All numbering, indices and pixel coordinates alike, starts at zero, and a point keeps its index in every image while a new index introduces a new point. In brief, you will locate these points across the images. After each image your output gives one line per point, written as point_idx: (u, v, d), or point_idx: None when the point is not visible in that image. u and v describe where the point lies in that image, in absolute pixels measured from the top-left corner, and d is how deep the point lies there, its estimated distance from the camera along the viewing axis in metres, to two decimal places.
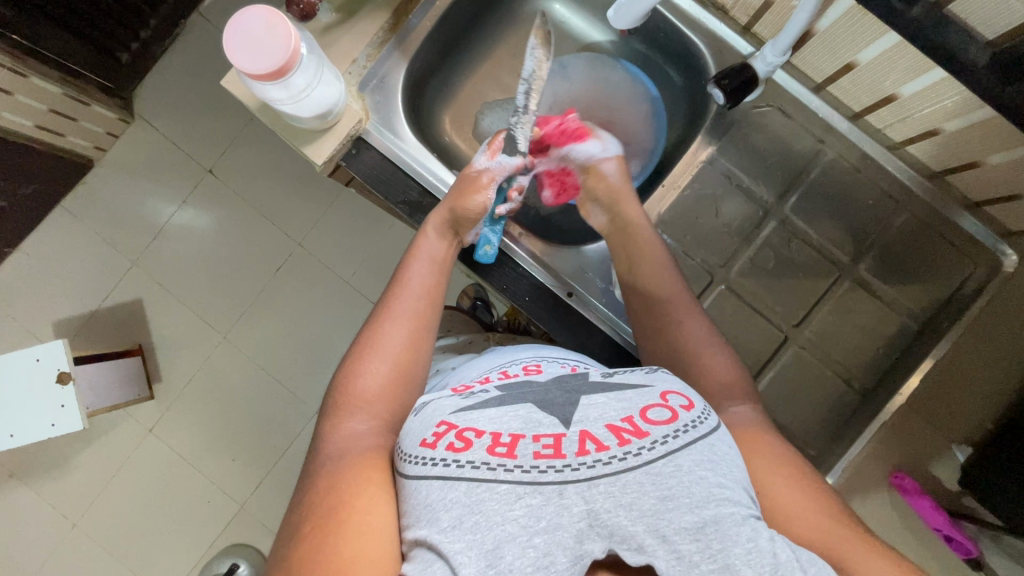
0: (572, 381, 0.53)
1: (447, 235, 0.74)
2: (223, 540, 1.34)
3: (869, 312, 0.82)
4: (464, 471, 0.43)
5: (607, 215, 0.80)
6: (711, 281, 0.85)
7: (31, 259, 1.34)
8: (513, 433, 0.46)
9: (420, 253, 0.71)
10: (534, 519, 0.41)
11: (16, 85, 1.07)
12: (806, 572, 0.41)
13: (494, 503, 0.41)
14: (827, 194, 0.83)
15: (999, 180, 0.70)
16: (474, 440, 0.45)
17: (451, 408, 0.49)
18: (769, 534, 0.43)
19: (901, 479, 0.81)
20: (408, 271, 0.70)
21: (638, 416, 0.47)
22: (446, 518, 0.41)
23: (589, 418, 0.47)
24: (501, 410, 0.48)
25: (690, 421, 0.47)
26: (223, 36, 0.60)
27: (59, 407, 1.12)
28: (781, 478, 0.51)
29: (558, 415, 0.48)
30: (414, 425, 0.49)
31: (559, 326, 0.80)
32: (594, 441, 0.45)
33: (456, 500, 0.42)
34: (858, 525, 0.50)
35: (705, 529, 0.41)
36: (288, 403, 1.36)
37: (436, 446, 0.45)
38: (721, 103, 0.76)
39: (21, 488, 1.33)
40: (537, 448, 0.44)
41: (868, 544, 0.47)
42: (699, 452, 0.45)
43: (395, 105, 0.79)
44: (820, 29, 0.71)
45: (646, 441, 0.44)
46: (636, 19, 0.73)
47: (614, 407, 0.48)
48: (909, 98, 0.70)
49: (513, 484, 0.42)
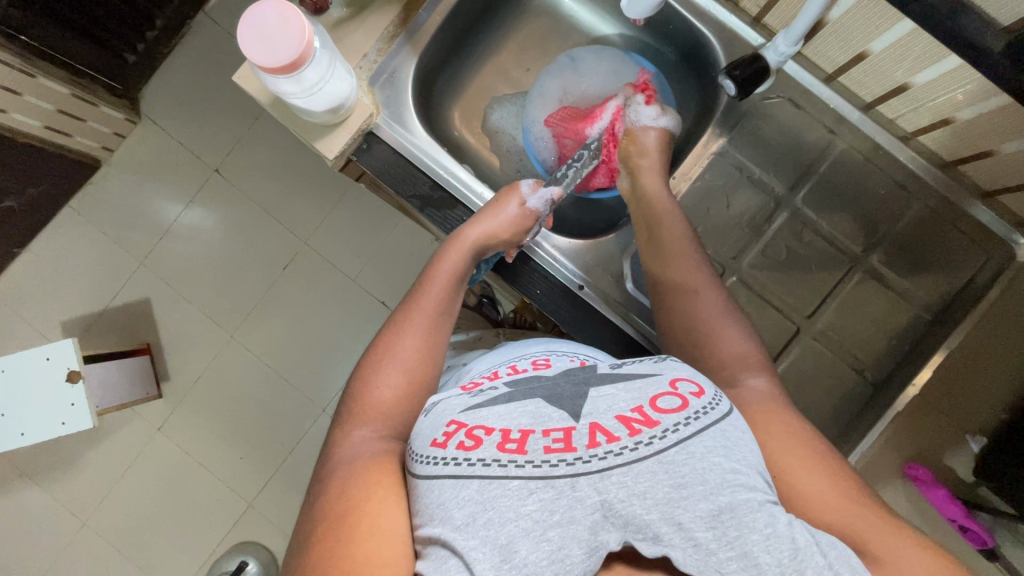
0: (579, 374, 0.53)
1: (471, 259, 0.73)
2: (232, 538, 1.34)
3: (881, 304, 0.82)
4: (475, 469, 0.43)
5: (630, 180, 0.81)
6: (723, 272, 0.84)
7: (39, 259, 1.35)
8: (523, 428, 0.46)
9: (439, 273, 0.70)
10: (547, 514, 0.41)
11: (25, 86, 1.08)
12: (825, 556, 0.41)
13: (506, 499, 0.41)
14: (838, 186, 0.83)
15: (1012, 168, 0.69)
16: (483, 437, 0.45)
17: (461, 407, 0.49)
18: (787, 519, 0.43)
19: (917, 469, 0.78)
20: (428, 290, 0.69)
21: (648, 406, 0.47)
22: (459, 515, 0.41)
23: (599, 410, 0.47)
24: (511, 406, 0.48)
25: (701, 408, 0.47)
26: (239, 28, 0.60)
27: (69, 406, 1.12)
28: (800, 457, 0.51)
29: (567, 408, 0.48)
30: (424, 426, 0.50)
31: (572, 317, 0.79)
32: (604, 433, 0.44)
33: (468, 498, 0.42)
34: (880, 506, 0.50)
35: (721, 517, 0.41)
36: (295, 401, 1.36)
37: (447, 445, 0.45)
38: (732, 94, 0.76)
39: (31, 488, 1.33)
40: (547, 443, 0.44)
41: (891, 527, 0.47)
42: (710, 439, 0.45)
43: (405, 100, 0.80)
44: (832, 19, 0.71)
45: (657, 430, 0.44)
46: (647, 11, 0.73)
47: (624, 398, 0.48)
48: (922, 87, 0.69)
49: (524, 479, 0.42)
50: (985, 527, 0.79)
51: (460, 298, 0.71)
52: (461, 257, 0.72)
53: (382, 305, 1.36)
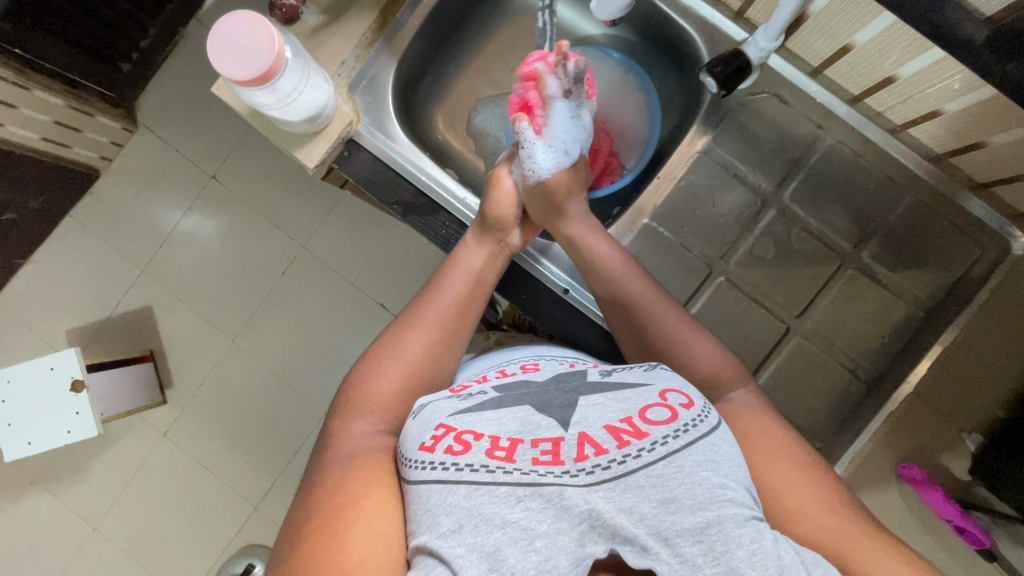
0: (570, 380, 0.53)
1: (484, 242, 0.72)
2: (239, 541, 1.35)
3: (874, 300, 0.81)
4: (463, 474, 0.42)
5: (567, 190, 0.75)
6: (710, 273, 0.84)
7: (42, 269, 1.36)
8: (511, 436, 0.45)
9: (461, 264, 0.70)
10: (534, 523, 0.40)
11: (20, 98, 1.08)
12: (812, 573, 0.40)
13: (494, 506, 0.40)
14: (827, 181, 0.82)
15: (1003, 161, 0.68)
16: (472, 442, 0.44)
17: (449, 410, 0.49)
18: (773, 536, 0.41)
19: (909, 469, 0.79)
20: (445, 282, 0.68)
21: (637, 416, 0.46)
22: (446, 522, 0.41)
23: (587, 419, 0.46)
24: (500, 412, 0.48)
25: (690, 420, 0.46)
26: (207, 42, 0.60)
27: (74, 414, 1.14)
28: (786, 468, 0.50)
29: (556, 416, 0.47)
30: (411, 429, 0.49)
31: (557, 320, 0.78)
32: (592, 445, 0.44)
33: (455, 503, 0.41)
34: (865, 516, 0.49)
35: (708, 530, 0.40)
36: (298, 404, 1.36)
37: (435, 450, 0.44)
38: (714, 91, 0.75)
39: (42, 494, 1.35)
40: (535, 454, 0.43)
41: (876, 541, 0.46)
42: (699, 453, 0.44)
43: (385, 106, 0.80)
44: (814, 12, 0.69)
45: (645, 442, 0.44)
46: (621, 10, 0.72)
47: (613, 407, 0.47)
48: (909, 78, 0.68)
49: (512, 486, 0.41)
50: (983, 528, 0.79)
51: (482, 295, 0.70)
52: (485, 253, 0.72)
53: (382, 308, 1.37)
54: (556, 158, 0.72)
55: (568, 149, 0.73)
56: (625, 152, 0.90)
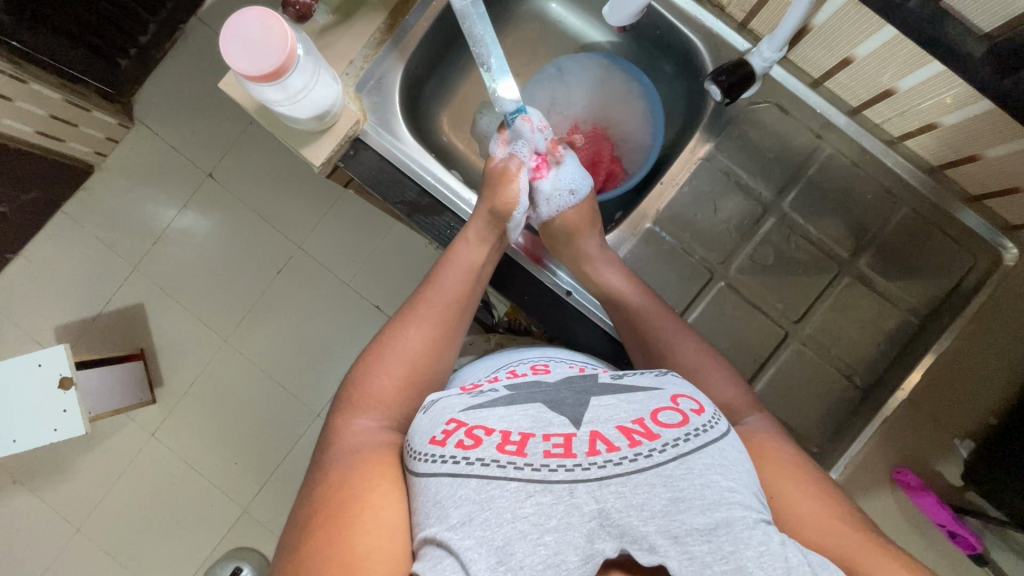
0: (582, 381, 0.53)
1: (489, 241, 0.73)
2: (227, 544, 1.34)
3: (871, 307, 0.84)
4: (474, 468, 0.42)
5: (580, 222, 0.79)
6: (711, 278, 0.87)
7: (31, 264, 1.34)
8: (523, 432, 0.45)
9: (461, 259, 0.71)
10: (544, 518, 0.40)
11: (15, 91, 1.07)
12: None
13: (505, 500, 0.41)
14: (825, 191, 0.85)
15: (999, 173, 0.70)
16: (483, 438, 0.44)
17: (460, 405, 0.49)
18: (780, 539, 0.42)
19: (903, 474, 0.83)
20: (443, 278, 0.70)
21: (650, 418, 0.47)
22: (455, 514, 0.40)
23: (599, 418, 0.47)
24: (511, 409, 0.48)
25: (701, 424, 0.47)
26: (220, 39, 0.60)
27: (60, 412, 1.12)
28: (796, 477, 0.51)
29: (568, 414, 0.48)
30: (422, 423, 0.49)
31: (557, 325, 0.78)
32: (604, 442, 0.44)
33: (465, 497, 0.41)
34: (874, 529, 0.49)
35: (716, 531, 0.40)
36: (290, 406, 1.35)
37: (445, 443, 0.44)
38: (718, 99, 0.75)
39: (23, 494, 1.33)
40: (547, 447, 0.44)
41: (886, 550, 0.47)
42: (709, 456, 0.45)
43: (392, 106, 0.80)
44: (817, 24, 0.71)
45: (657, 443, 0.44)
46: (632, 15, 0.73)
47: (625, 408, 0.48)
48: (907, 92, 0.69)
49: (522, 481, 0.42)
50: (975, 532, 0.82)
51: (478, 291, 0.72)
52: (484, 247, 0.73)
53: (377, 309, 1.36)
54: (561, 197, 0.78)
55: (575, 188, 0.78)
56: (629, 157, 0.92)
